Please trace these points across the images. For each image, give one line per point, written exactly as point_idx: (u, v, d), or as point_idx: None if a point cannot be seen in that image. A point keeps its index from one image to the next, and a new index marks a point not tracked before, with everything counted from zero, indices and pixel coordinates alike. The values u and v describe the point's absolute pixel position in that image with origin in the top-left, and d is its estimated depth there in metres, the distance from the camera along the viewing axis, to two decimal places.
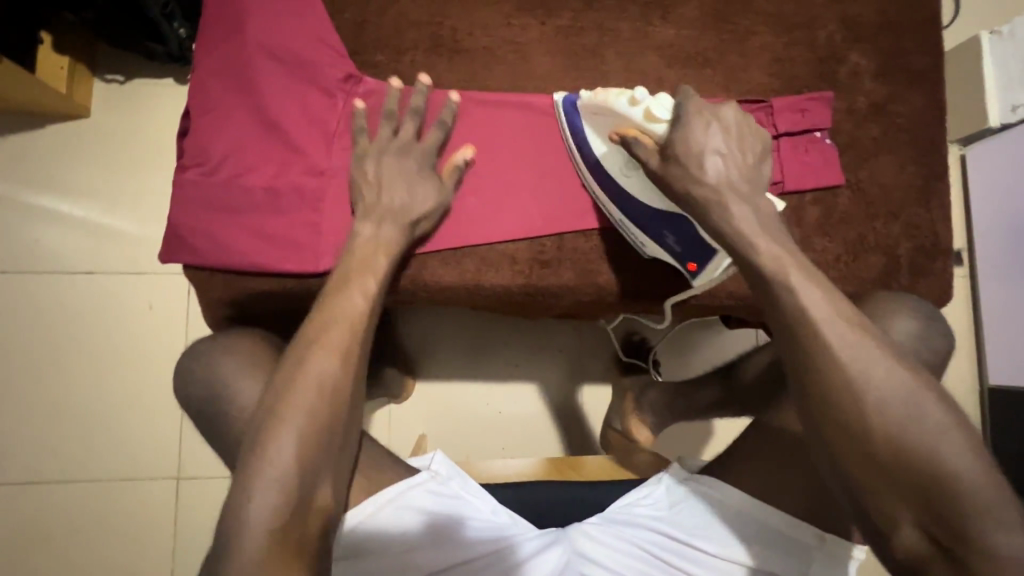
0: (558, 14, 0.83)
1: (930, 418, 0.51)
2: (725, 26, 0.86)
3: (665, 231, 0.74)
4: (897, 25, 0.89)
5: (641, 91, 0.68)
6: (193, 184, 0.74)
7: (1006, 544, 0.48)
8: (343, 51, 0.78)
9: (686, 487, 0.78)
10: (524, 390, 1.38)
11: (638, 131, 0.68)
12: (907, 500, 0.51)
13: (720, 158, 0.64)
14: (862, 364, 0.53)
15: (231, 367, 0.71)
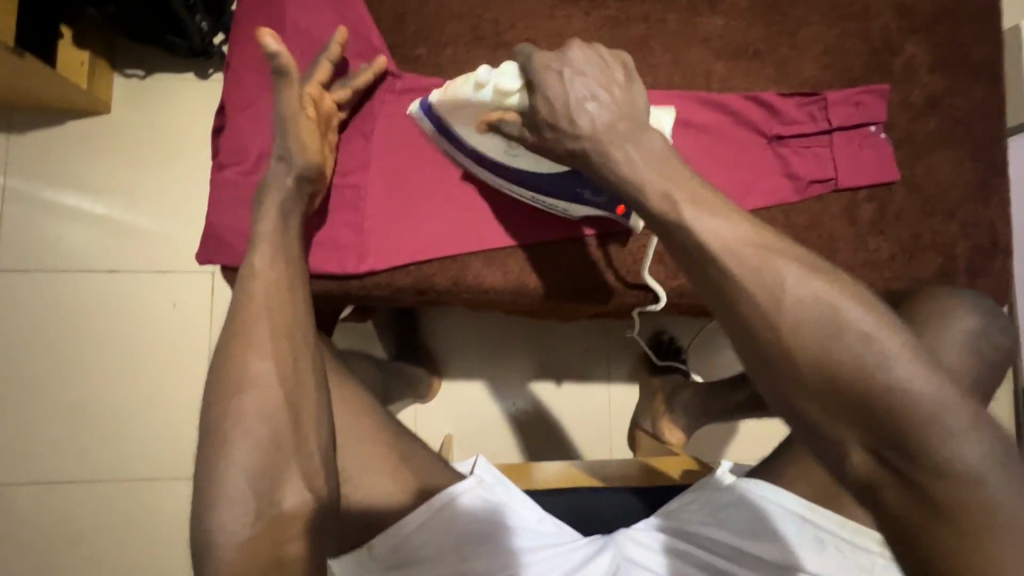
0: (603, 5, 0.80)
1: (851, 323, 0.42)
2: (776, 16, 0.82)
3: (577, 190, 0.69)
4: (956, 13, 0.85)
5: (483, 70, 0.59)
6: (230, 183, 0.72)
7: (963, 455, 0.40)
8: (383, 45, 0.76)
9: (737, 492, 0.73)
10: (552, 389, 1.35)
11: (500, 112, 0.59)
12: (850, 420, 0.42)
13: (596, 106, 0.51)
14: (783, 274, 0.44)
15: None
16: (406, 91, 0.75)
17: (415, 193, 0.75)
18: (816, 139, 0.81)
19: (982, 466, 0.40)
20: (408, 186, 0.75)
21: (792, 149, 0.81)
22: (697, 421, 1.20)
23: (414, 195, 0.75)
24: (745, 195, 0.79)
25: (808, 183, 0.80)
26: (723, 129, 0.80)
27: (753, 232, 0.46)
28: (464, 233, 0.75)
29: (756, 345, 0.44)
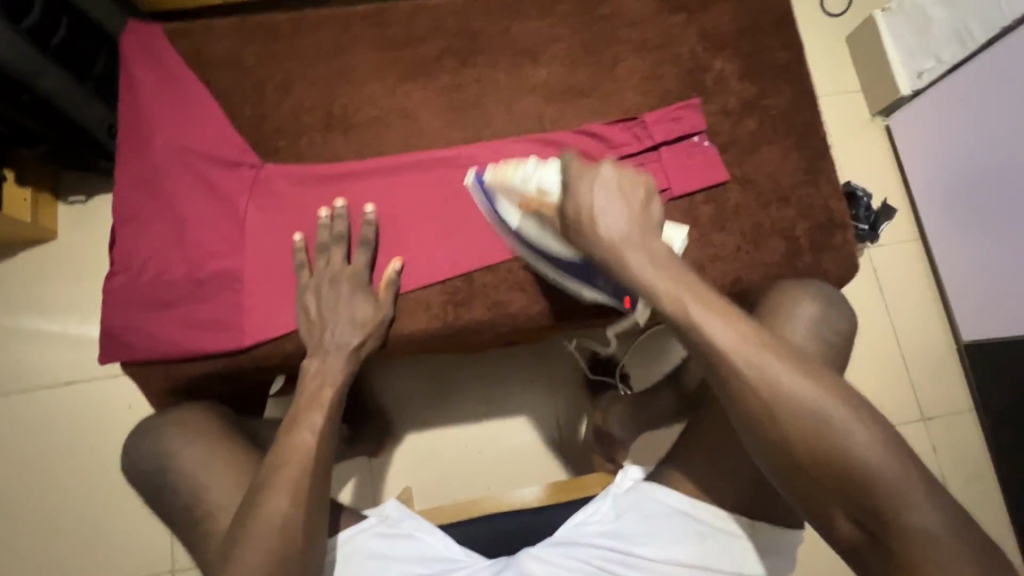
0: (438, 76, 0.91)
1: (837, 417, 0.57)
2: (594, 57, 0.93)
3: (593, 277, 0.77)
4: (756, 26, 0.96)
5: (530, 165, 0.75)
6: (121, 288, 0.80)
7: (918, 518, 0.55)
8: (244, 145, 0.85)
9: (631, 497, 0.78)
10: (502, 425, 1.39)
11: (539, 202, 0.73)
12: (836, 499, 0.58)
13: (612, 217, 0.65)
14: (767, 371, 0.58)
15: (175, 448, 0.76)
16: (269, 179, 0.85)
17: (288, 268, 0.82)
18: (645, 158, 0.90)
19: (931, 525, 0.55)
20: (280, 262, 0.82)
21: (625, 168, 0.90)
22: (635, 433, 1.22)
23: (287, 271, 0.82)
24: None
25: None
26: None
27: (754, 336, 0.60)
28: None
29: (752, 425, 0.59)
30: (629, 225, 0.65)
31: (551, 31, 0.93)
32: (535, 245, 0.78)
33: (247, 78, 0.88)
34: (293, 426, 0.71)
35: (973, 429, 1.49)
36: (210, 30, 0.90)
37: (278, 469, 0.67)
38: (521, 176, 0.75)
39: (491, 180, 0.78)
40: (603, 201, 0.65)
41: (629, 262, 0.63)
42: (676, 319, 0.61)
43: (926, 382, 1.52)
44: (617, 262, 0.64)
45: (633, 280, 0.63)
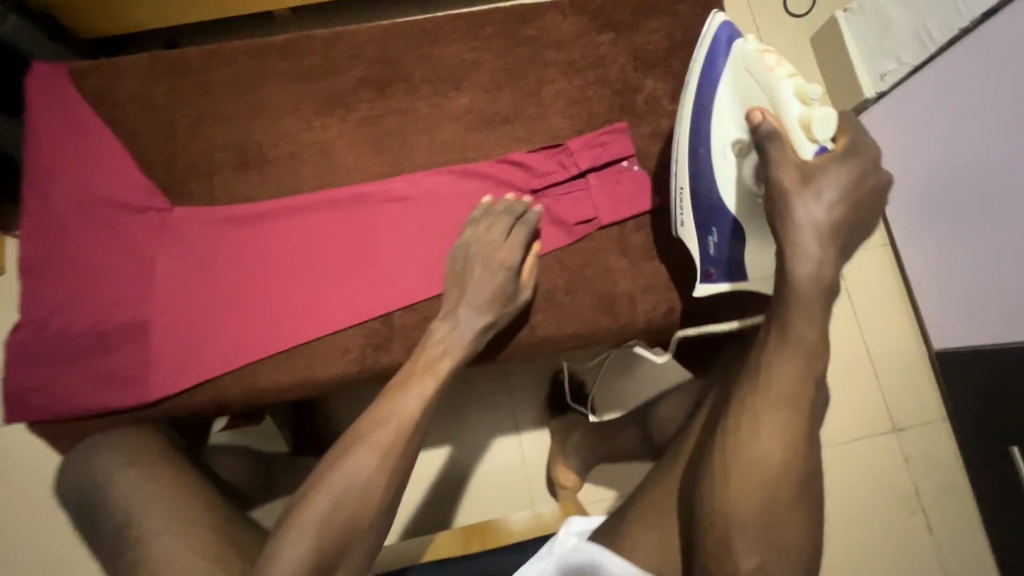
0: (356, 108, 0.88)
1: None
2: (519, 81, 0.90)
3: (711, 227, 0.77)
4: (688, 42, 0.92)
5: (815, 91, 0.67)
6: (25, 343, 0.77)
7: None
8: (152, 188, 0.82)
9: (573, 560, 0.74)
10: (470, 452, 1.32)
11: (797, 128, 0.66)
12: None
13: (833, 201, 0.62)
14: (779, 397, 0.65)
15: (95, 486, 0.71)
16: (180, 223, 0.82)
17: (201, 316, 0.80)
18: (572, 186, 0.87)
19: None
20: (193, 310, 0.80)
21: (552, 197, 0.86)
22: (591, 461, 1.18)
23: (202, 318, 0.80)
24: None
25: (574, 225, 0.85)
26: (485, 195, 0.86)
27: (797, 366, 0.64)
28: (249, 347, 0.79)
29: None
30: (835, 220, 0.62)
31: (474, 56, 0.90)
32: (698, 168, 0.76)
33: (156, 116, 0.85)
34: (391, 411, 0.69)
35: (947, 441, 1.43)
36: (117, 67, 0.86)
37: (358, 451, 0.66)
38: (800, 97, 0.67)
39: (750, 56, 0.71)
40: (831, 183, 0.62)
41: (817, 253, 0.61)
42: (805, 291, 0.62)
43: (898, 393, 1.45)
44: (798, 239, 0.61)
45: (797, 252, 0.61)
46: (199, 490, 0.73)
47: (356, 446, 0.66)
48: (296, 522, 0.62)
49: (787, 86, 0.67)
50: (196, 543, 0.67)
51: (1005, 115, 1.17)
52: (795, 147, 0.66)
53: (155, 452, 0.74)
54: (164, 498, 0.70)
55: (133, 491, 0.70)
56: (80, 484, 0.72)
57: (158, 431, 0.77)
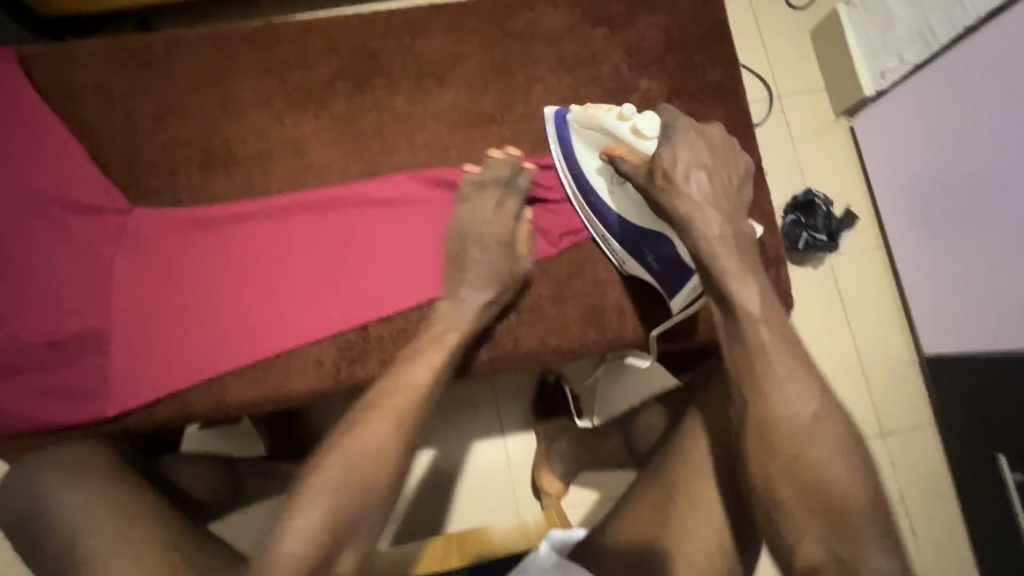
0: (331, 103, 0.82)
1: (858, 456, 0.56)
2: (505, 78, 0.84)
3: (643, 248, 0.75)
4: (685, 39, 0.87)
5: (629, 108, 0.69)
6: None
7: (877, 564, 0.53)
8: (111, 186, 0.77)
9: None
10: (454, 456, 1.30)
11: (625, 150, 0.69)
12: (820, 524, 0.55)
13: (703, 175, 0.64)
14: (782, 372, 0.57)
15: (33, 501, 0.67)
16: (139, 227, 0.76)
17: (163, 326, 0.75)
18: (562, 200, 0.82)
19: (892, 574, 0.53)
20: (151, 320, 0.75)
21: (541, 208, 0.83)
22: (576, 468, 1.15)
23: (162, 327, 0.75)
24: None
25: (559, 236, 0.81)
26: None
27: (776, 333, 0.59)
28: (213, 360, 0.75)
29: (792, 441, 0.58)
30: (712, 187, 0.64)
31: (458, 50, 0.84)
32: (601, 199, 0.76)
33: (116, 110, 0.80)
34: (371, 419, 0.66)
35: (934, 446, 1.43)
36: (72, 54, 0.80)
37: (347, 457, 0.63)
38: (617, 116, 0.70)
39: (577, 115, 0.74)
40: (686, 162, 0.64)
41: (711, 225, 0.62)
42: (728, 287, 0.60)
43: (886, 397, 1.44)
44: (695, 220, 0.62)
45: (701, 239, 0.62)
46: (143, 509, 0.68)
47: (341, 458, 0.62)
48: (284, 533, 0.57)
49: (608, 120, 0.69)
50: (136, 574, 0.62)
51: (1003, 124, 1.14)
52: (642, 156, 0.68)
53: (100, 467, 0.70)
54: (106, 523, 0.66)
55: (78, 508, 0.66)
56: (20, 504, 0.68)
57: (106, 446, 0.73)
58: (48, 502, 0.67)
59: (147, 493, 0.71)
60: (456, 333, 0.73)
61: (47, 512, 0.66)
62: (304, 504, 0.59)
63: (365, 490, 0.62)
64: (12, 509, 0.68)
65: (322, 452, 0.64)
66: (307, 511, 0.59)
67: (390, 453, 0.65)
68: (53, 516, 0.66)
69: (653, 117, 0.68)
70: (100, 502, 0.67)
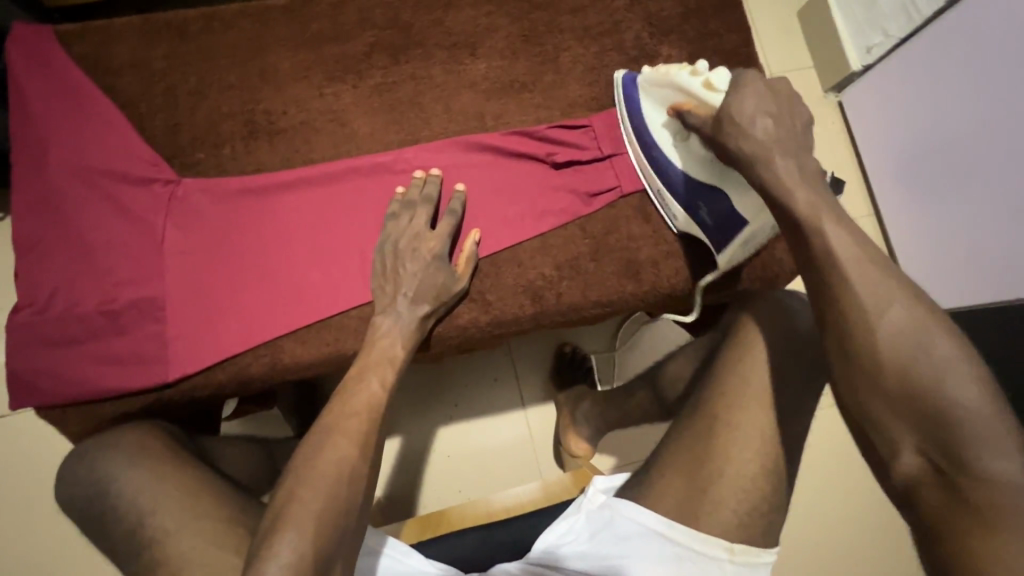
0: (369, 75, 0.85)
1: (938, 351, 0.53)
2: (535, 48, 0.88)
3: (698, 203, 0.78)
4: (701, 10, 0.92)
5: (703, 63, 0.70)
6: (25, 324, 0.73)
7: (998, 469, 0.49)
8: (157, 159, 0.79)
9: (606, 514, 0.76)
10: (480, 427, 1.33)
11: (695, 104, 0.70)
12: (911, 427, 0.53)
13: (770, 120, 0.64)
14: (873, 297, 0.55)
15: (100, 473, 0.68)
16: (188, 196, 0.78)
17: (214, 292, 0.76)
18: (594, 161, 0.86)
19: (1014, 476, 0.49)
20: (204, 286, 0.76)
21: (574, 168, 0.86)
22: (601, 430, 1.20)
23: (213, 293, 0.76)
24: (537, 217, 0.83)
25: (592, 196, 0.85)
26: (505, 165, 0.85)
27: (864, 252, 0.58)
28: (268, 323, 0.76)
29: (848, 361, 0.56)
30: (777, 129, 0.64)
31: (488, 21, 0.88)
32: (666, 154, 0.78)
33: (155, 84, 0.81)
34: (327, 441, 0.63)
35: None
36: (110, 28, 0.81)
37: (309, 479, 0.59)
38: (690, 72, 0.71)
39: (649, 75, 0.77)
40: (752, 108, 0.64)
41: (775, 162, 0.63)
42: (800, 214, 0.60)
43: None
44: (762, 157, 0.63)
45: (769, 174, 0.63)
46: (205, 483, 0.68)
47: (310, 483, 0.59)
48: (274, 556, 0.54)
49: (680, 75, 0.71)
50: (217, 534, 0.64)
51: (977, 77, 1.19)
52: (707, 106, 0.69)
53: (155, 449, 0.70)
54: (170, 497, 0.66)
55: (140, 491, 0.67)
56: (80, 489, 0.69)
57: (160, 428, 0.74)
58: (110, 486, 0.67)
59: (207, 470, 0.71)
60: (403, 346, 0.74)
61: (111, 490, 0.67)
62: (288, 531, 0.55)
63: (349, 504, 0.60)
64: (77, 493, 0.69)
65: (290, 477, 0.60)
66: (297, 525, 0.56)
67: (361, 467, 0.63)
68: (117, 497, 0.67)
69: (727, 73, 0.69)
70: (162, 473, 0.68)
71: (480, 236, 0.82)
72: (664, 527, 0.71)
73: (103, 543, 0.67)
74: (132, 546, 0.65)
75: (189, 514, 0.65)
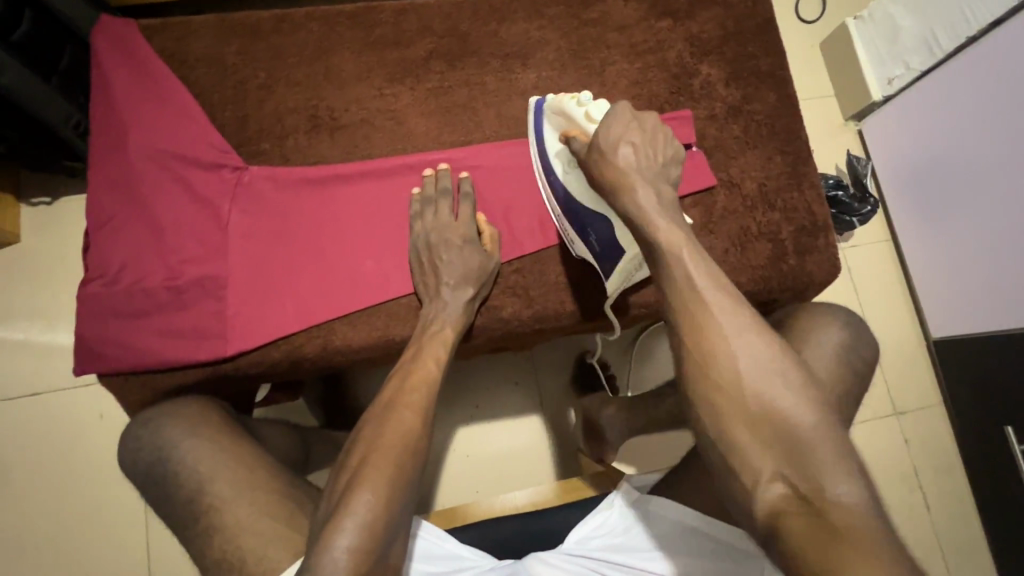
0: (426, 79, 0.90)
1: (786, 377, 0.57)
2: (583, 62, 0.94)
3: (588, 229, 0.79)
4: (738, 34, 0.97)
5: (587, 95, 0.75)
6: (96, 296, 0.77)
7: (842, 491, 0.52)
8: (227, 147, 0.83)
9: (637, 509, 0.79)
10: (499, 428, 1.35)
11: (578, 132, 0.74)
12: (773, 455, 0.54)
13: (631, 149, 0.68)
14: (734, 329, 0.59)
15: (168, 436, 0.71)
16: (253, 182, 0.83)
17: (273, 274, 0.80)
18: None
19: (859, 501, 0.52)
20: (263, 268, 0.80)
21: None
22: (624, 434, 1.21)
23: (271, 274, 0.80)
24: None
25: None
26: None
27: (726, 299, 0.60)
28: (322, 306, 0.80)
29: (715, 392, 0.57)
30: (637, 158, 0.68)
31: (540, 35, 0.93)
32: (559, 180, 0.80)
33: (227, 77, 0.86)
34: (390, 414, 0.67)
35: (942, 422, 1.43)
36: (187, 25, 0.87)
37: (377, 446, 0.64)
38: (577, 102, 0.75)
39: (552, 101, 0.78)
40: (630, 137, 0.69)
41: (637, 192, 0.66)
42: None
43: (901, 380, 1.45)
44: (623, 186, 0.66)
45: (630, 202, 0.65)
46: (260, 458, 0.71)
47: (381, 450, 0.63)
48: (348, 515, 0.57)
49: (571, 104, 0.75)
50: (271, 504, 0.67)
51: (998, 112, 1.22)
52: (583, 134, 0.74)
53: (209, 425, 0.73)
54: (227, 467, 0.69)
55: (200, 459, 0.69)
56: (144, 454, 0.71)
57: (213, 404, 0.77)
58: (172, 453, 0.70)
59: (260, 446, 0.74)
60: (453, 331, 0.77)
61: (172, 457, 0.70)
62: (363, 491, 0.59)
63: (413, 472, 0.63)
64: (139, 458, 0.72)
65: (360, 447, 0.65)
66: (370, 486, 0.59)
67: (420, 439, 0.66)
68: (177, 465, 0.69)
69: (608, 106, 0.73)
70: (220, 443, 0.71)
71: (524, 236, 0.86)
72: (703, 523, 0.74)
73: (165, 505, 0.70)
74: (196, 507, 0.67)
75: (244, 483, 0.68)
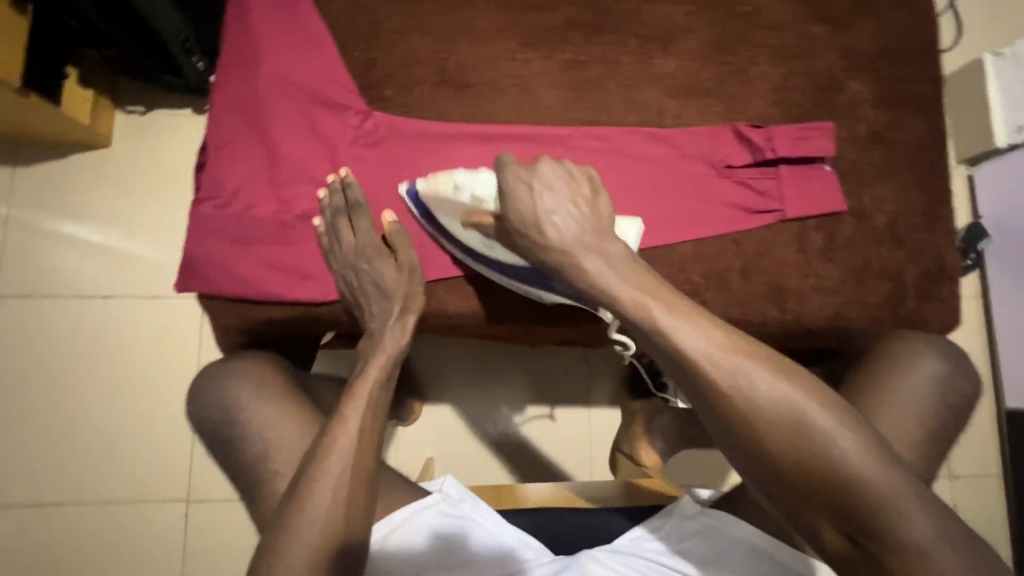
0: (561, 49, 0.86)
1: (832, 442, 0.51)
2: (725, 57, 0.88)
3: (547, 281, 0.74)
4: (896, 52, 0.90)
5: (460, 175, 0.70)
6: (207, 216, 0.77)
7: (917, 532, 0.50)
8: (354, 89, 0.81)
9: (698, 522, 0.76)
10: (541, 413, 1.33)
11: (478, 214, 0.70)
12: (832, 518, 0.51)
13: (559, 219, 0.63)
14: (757, 381, 0.52)
15: (238, 394, 0.71)
16: (375, 129, 0.81)
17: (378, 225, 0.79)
18: (762, 178, 0.86)
19: (928, 542, 0.50)
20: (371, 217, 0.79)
21: (735, 180, 0.86)
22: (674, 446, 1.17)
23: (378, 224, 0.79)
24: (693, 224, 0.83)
25: (753, 213, 0.85)
26: (672, 163, 0.85)
27: (731, 342, 0.54)
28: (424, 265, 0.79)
29: (762, 458, 0.52)
30: (577, 222, 0.63)
31: (685, 21, 0.88)
32: (484, 254, 0.76)
33: (362, 14, 0.83)
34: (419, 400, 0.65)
35: (997, 494, 1.36)
36: None
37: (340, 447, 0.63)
38: (452, 186, 0.71)
39: (425, 190, 0.74)
40: (553, 200, 0.64)
41: (582, 266, 0.61)
42: None
43: (962, 443, 1.37)
44: (569, 265, 0.61)
45: (579, 278, 0.61)
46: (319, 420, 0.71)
47: None
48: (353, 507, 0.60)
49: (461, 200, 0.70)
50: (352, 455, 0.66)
51: None
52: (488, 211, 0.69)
53: (279, 382, 0.73)
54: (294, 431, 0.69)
55: (268, 422, 0.70)
56: (214, 410, 0.72)
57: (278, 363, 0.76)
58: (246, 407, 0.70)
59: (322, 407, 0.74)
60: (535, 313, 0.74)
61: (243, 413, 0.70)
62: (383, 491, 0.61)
63: None
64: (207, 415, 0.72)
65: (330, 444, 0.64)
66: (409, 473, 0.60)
67: None
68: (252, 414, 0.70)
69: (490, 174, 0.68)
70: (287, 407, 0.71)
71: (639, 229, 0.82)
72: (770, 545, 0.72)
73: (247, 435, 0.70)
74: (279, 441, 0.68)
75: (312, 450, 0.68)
